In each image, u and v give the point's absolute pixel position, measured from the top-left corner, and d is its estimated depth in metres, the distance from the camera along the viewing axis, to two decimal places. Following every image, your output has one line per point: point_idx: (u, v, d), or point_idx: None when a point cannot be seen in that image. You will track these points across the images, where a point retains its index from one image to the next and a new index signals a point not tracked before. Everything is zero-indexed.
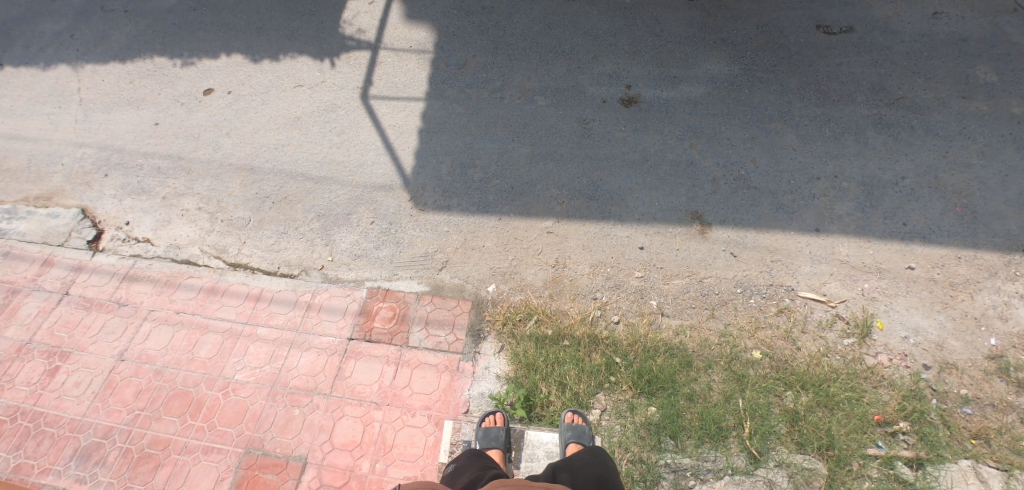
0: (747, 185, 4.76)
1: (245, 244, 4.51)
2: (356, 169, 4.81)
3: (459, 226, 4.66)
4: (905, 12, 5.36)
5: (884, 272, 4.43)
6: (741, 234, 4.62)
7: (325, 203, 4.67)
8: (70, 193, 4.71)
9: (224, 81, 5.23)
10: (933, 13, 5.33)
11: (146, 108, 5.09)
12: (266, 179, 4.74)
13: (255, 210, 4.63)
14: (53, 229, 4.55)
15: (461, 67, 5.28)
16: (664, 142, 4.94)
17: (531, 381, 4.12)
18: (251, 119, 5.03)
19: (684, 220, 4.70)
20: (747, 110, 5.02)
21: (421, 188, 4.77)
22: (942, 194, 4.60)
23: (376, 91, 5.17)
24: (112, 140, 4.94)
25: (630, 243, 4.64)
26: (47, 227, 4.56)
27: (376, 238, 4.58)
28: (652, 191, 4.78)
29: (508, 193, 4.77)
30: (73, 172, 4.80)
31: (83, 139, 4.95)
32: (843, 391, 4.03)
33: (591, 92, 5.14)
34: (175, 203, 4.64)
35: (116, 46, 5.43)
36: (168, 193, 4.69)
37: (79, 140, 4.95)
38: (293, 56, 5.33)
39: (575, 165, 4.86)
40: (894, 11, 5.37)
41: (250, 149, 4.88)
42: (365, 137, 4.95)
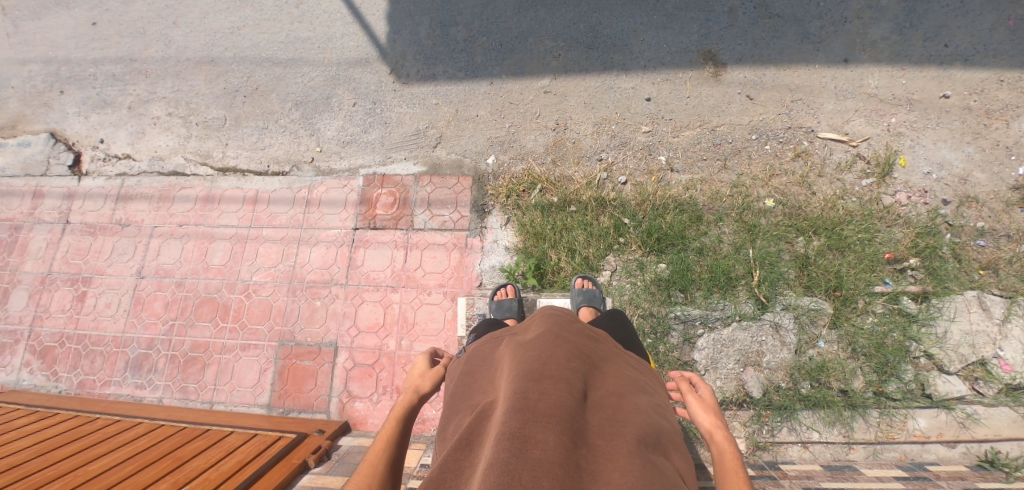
0: (768, 13, 4.24)
1: (228, 146, 4.44)
2: (326, 44, 4.44)
3: (448, 97, 4.34)
4: None
5: (914, 103, 4.13)
6: (758, 73, 4.22)
7: (300, 88, 4.44)
8: (33, 118, 4.60)
9: None
10: None
11: (77, 7, 4.69)
12: (231, 71, 4.50)
13: (228, 107, 4.47)
14: (30, 159, 4.55)
15: None
16: None
17: (540, 250, 4.06)
18: (195, 2, 4.61)
19: (696, 62, 4.25)
20: None
21: (401, 57, 4.39)
22: (995, 6, 4.12)
23: None
24: (54, 51, 4.66)
25: (635, 96, 4.26)
26: (24, 157, 4.56)
27: (362, 121, 4.38)
28: (660, 31, 4.27)
29: (497, 51, 4.32)
30: (27, 94, 4.65)
31: (24, 55, 4.68)
32: (856, 232, 3.96)
33: None
34: (143, 112, 4.53)
35: None
36: (133, 102, 4.55)
37: (21, 57, 4.69)
38: None
39: (570, 10, 4.29)
40: None
41: (204, 39, 4.56)
42: (327, 6, 4.48)
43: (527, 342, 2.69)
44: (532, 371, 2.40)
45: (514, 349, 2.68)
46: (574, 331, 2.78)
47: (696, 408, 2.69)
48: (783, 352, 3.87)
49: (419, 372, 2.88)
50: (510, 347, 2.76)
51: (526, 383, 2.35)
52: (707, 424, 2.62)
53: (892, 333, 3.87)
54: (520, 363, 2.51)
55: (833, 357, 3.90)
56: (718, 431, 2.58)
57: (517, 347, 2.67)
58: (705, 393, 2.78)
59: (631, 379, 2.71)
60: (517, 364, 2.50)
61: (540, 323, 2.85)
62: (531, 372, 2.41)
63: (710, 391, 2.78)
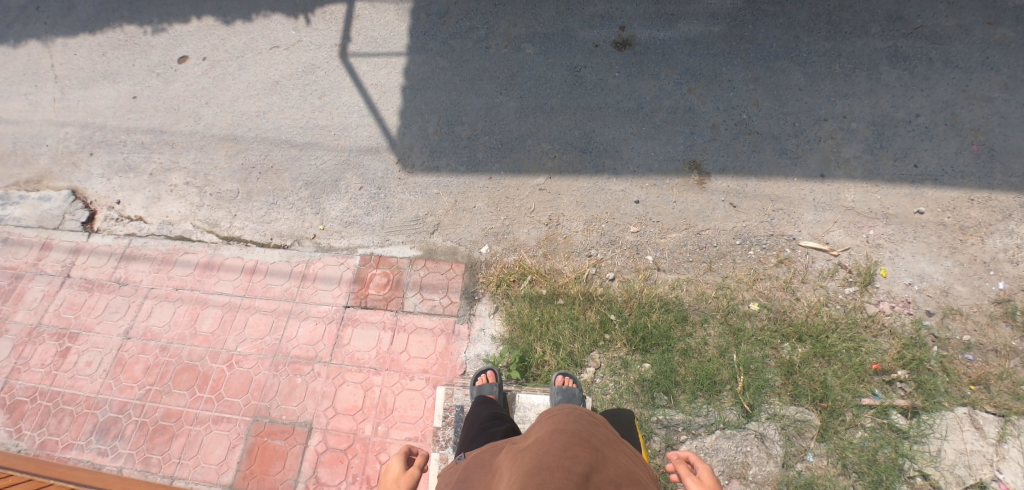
0: (748, 130, 4.66)
1: (236, 216, 4.83)
2: (341, 132, 4.92)
3: (448, 187, 4.61)
4: None
5: (891, 217, 4.44)
6: (741, 183, 4.52)
7: (312, 170, 4.85)
8: (59, 175, 5.18)
9: (197, 46, 5.51)
10: None
11: (122, 82, 5.46)
12: (251, 148, 5.02)
13: (242, 181, 4.92)
14: (47, 213, 5.04)
15: (443, 16, 5.12)
16: (661, 87, 4.74)
17: (525, 342, 4.06)
18: (228, 86, 5.29)
19: (682, 170, 4.55)
20: (750, 47, 4.89)
21: (409, 149, 4.77)
22: (958, 132, 4.59)
23: (355, 48, 5.18)
24: (93, 117, 5.36)
25: (624, 198, 4.49)
26: (41, 210, 5.05)
27: (366, 204, 4.66)
28: (648, 141, 4.61)
29: (498, 150, 4.66)
30: (59, 153, 5.26)
31: (65, 118, 5.38)
32: (841, 339, 3.98)
33: (582, 36, 4.90)
34: (162, 179, 5.04)
35: (84, 17, 5.78)
36: (156, 169, 5.09)
37: (61, 120, 5.38)
38: (265, 15, 5.50)
39: (567, 117, 4.68)
40: None
41: (230, 119, 5.18)
42: (347, 99, 5.02)
43: (525, 443, 2.62)
44: (530, 467, 2.34)
45: (512, 452, 2.60)
46: (572, 419, 2.70)
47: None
48: (769, 465, 3.73)
49: (394, 476, 2.58)
50: (509, 451, 2.66)
51: (525, 480, 2.28)
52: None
53: (883, 449, 3.75)
54: (518, 463, 2.44)
55: (822, 473, 3.73)
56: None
57: (515, 448, 2.59)
58: (704, 471, 2.60)
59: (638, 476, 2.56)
60: (516, 466, 2.42)
61: (542, 421, 2.73)
62: (530, 468, 2.34)
63: (708, 469, 2.60)
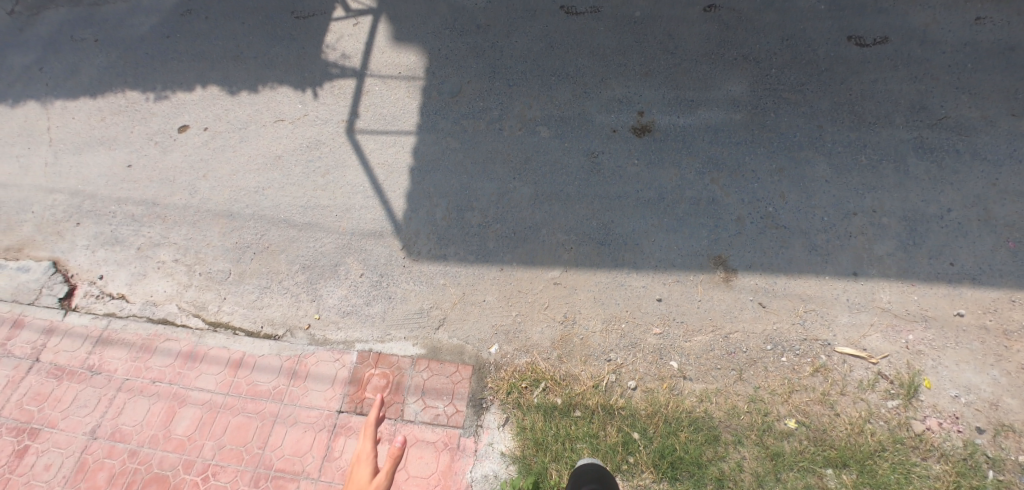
0: (775, 223, 4.42)
1: (225, 299, 4.46)
2: (343, 214, 4.56)
3: (457, 278, 4.27)
4: (945, 18, 5.01)
5: (930, 320, 4.12)
6: (769, 281, 4.25)
7: (311, 252, 4.50)
8: (42, 244, 4.84)
9: (200, 116, 5.23)
10: (976, 18, 4.98)
11: (118, 149, 5.19)
12: (246, 226, 4.69)
13: (235, 260, 4.59)
14: (24, 285, 4.68)
15: (456, 95, 4.83)
16: (682, 176, 4.54)
17: (540, 463, 3.68)
18: (228, 159, 4.98)
19: (706, 266, 4.29)
20: (774, 136, 4.70)
21: (414, 234, 4.42)
22: (992, 228, 4.34)
23: (363, 124, 4.84)
24: (83, 185, 5.06)
25: (646, 295, 4.20)
26: (18, 282, 4.69)
27: (366, 293, 4.31)
28: (670, 234, 4.37)
29: (510, 239, 4.35)
30: (45, 221, 4.93)
31: (55, 185, 5.08)
32: (891, 468, 3.64)
33: (599, 120, 4.70)
34: (150, 255, 4.70)
35: (87, 80, 5.56)
36: (144, 243, 4.75)
37: (51, 186, 5.08)
38: (273, 87, 5.18)
39: (584, 206, 4.43)
40: (934, 18, 5.02)
41: (228, 194, 4.85)
42: (352, 178, 4.67)
43: None
44: None
45: None
46: None
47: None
48: None
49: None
50: None
51: None
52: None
53: None
54: None
55: None
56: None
57: None
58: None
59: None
60: None
61: None
62: None
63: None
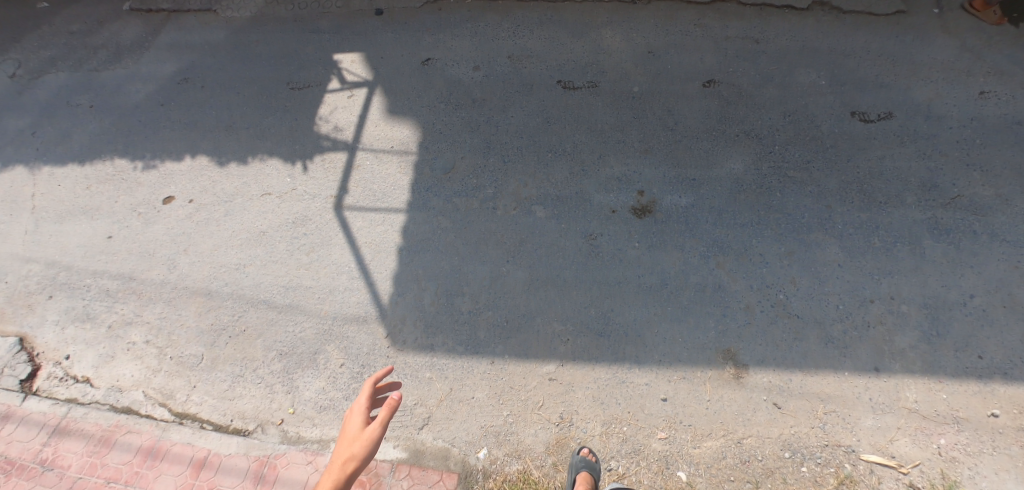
0: (787, 312, 4.08)
1: (195, 388, 4.12)
2: (326, 296, 4.26)
3: (444, 372, 3.94)
4: (948, 93, 4.87)
5: (962, 421, 3.76)
6: (784, 378, 3.89)
7: (290, 337, 4.18)
8: (10, 317, 4.55)
9: (187, 187, 5.02)
10: (979, 93, 4.84)
11: (101, 218, 4.96)
12: (224, 306, 4.39)
13: (209, 344, 4.26)
14: None
15: (449, 172, 4.63)
16: (686, 260, 4.25)
17: None
18: (211, 233, 4.73)
19: (714, 360, 3.93)
20: (781, 217, 4.41)
21: (400, 321, 4.10)
22: (1021, 316, 4.03)
23: (352, 200, 4.61)
24: (61, 256, 4.80)
25: (649, 394, 3.84)
26: None
27: (346, 385, 3.96)
28: (674, 325, 4.03)
29: (502, 329, 4.04)
30: (17, 293, 4.66)
31: (32, 254, 4.83)
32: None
33: (597, 200, 4.47)
34: (120, 334, 4.38)
35: (78, 146, 5.41)
36: (116, 321, 4.44)
37: (28, 255, 4.83)
38: (262, 159, 4.98)
39: (581, 292, 4.14)
40: (937, 92, 4.90)
41: (208, 270, 4.58)
42: (337, 257, 4.40)
43: None
44: None
45: None
46: None
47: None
48: None
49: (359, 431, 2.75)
50: None
51: None
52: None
53: None
54: None
55: None
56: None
57: None
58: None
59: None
60: None
61: None
62: None
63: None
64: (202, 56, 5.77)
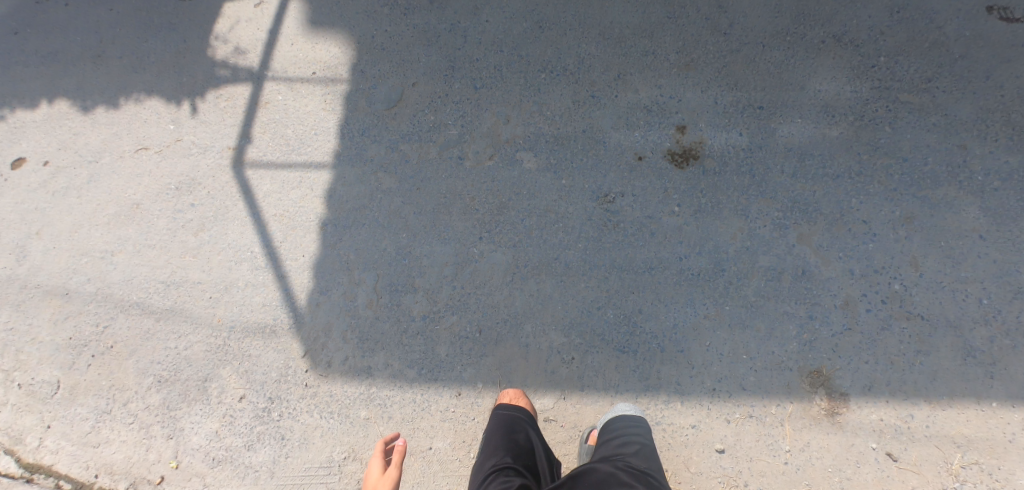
0: (906, 311, 2.79)
1: (49, 428, 2.83)
2: (220, 295, 2.93)
3: (390, 411, 2.68)
4: None
5: None
6: (902, 414, 2.69)
7: (171, 357, 2.88)
8: None
9: (43, 144, 3.40)
10: None
11: None
12: (84, 312, 3.01)
13: (65, 367, 2.93)
14: None
15: (395, 105, 3.15)
16: (753, 234, 2.89)
17: None
18: (70, 208, 3.24)
19: (797, 387, 2.73)
20: (893, 164, 2.96)
21: (321, 331, 2.80)
22: None
23: (257, 153, 3.17)
24: None
25: (702, 441, 2.70)
26: None
27: (246, 429, 2.72)
28: (734, 333, 2.79)
29: (473, 344, 2.78)
30: None
31: None
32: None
33: (614, 143, 3.00)
34: None
35: None
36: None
37: None
38: (139, 99, 3.41)
39: (593, 285, 2.84)
40: None
41: (67, 259, 3.13)
42: (235, 236, 3.03)
43: None
44: None
45: None
46: None
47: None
48: None
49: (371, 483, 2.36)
50: None
51: None
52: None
53: None
54: None
55: None
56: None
57: None
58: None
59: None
60: None
61: None
62: None
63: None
64: None
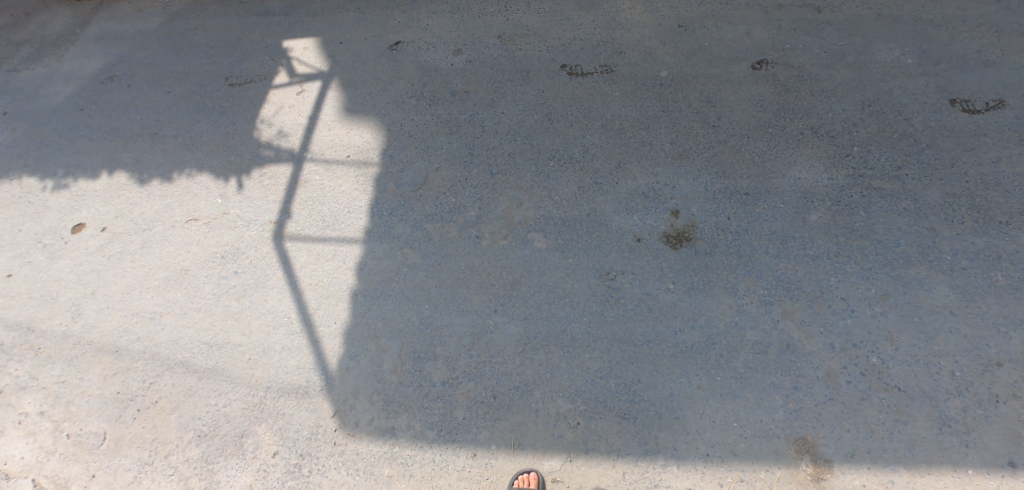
0: (884, 383, 3.03)
1: (94, 479, 2.93)
2: (259, 357, 3.19)
3: (409, 468, 2.92)
4: None
5: None
6: (883, 480, 2.86)
7: (211, 413, 3.07)
8: None
9: (101, 211, 3.73)
10: None
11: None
12: (134, 369, 3.21)
13: (112, 420, 3.07)
14: None
15: (419, 187, 3.55)
16: (740, 308, 3.21)
17: None
18: (124, 271, 3.50)
19: (784, 453, 2.93)
20: (867, 245, 3.27)
21: (352, 395, 3.07)
22: None
23: (296, 228, 3.53)
24: None
25: None
26: None
27: (280, 484, 2.89)
28: (726, 401, 3.04)
29: (488, 407, 3.05)
30: None
31: None
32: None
33: (616, 224, 3.42)
34: (11, 402, 3.15)
35: None
36: (6, 385, 3.20)
37: None
38: (190, 174, 3.78)
39: (595, 356, 3.14)
40: None
41: (119, 319, 3.36)
42: (274, 303, 3.32)
43: None
44: None
45: None
46: None
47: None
48: None
49: None
50: None
51: None
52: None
53: None
54: None
55: None
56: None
57: None
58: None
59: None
60: None
61: None
62: None
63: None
64: (131, 48, 4.47)
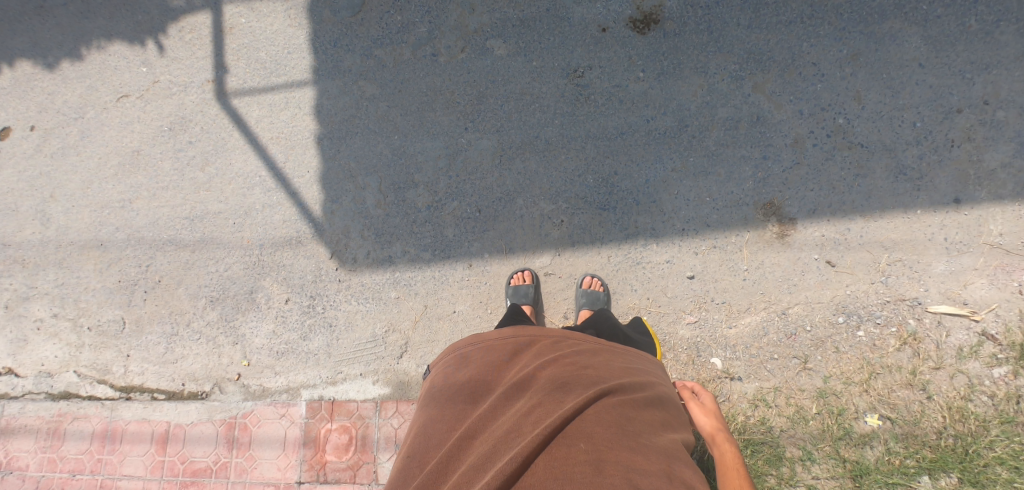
0: (848, 141, 3.15)
1: (130, 357, 3.25)
2: (243, 219, 3.26)
3: (413, 288, 3.21)
4: None
5: None
6: (841, 228, 3.14)
7: (215, 280, 3.27)
8: None
9: (20, 109, 3.39)
10: None
11: None
12: (124, 257, 3.30)
13: (126, 306, 3.28)
14: None
15: (359, 10, 3.28)
16: (711, 88, 3.18)
17: None
18: (74, 167, 3.35)
19: (753, 219, 3.18)
20: (843, 3, 3.15)
21: (343, 235, 3.24)
22: None
23: (236, 81, 3.31)
24: None
25: (671, 273, 3.21)
26: None
27: (299, 324, 3.22)
28: (699, 179, 3.19)
29: (475, 221, 3.22)
30: None
31: None
32: (1000, 458, 2.87)
33: (579, 16, 3.21)
34: (22, 313, 3.30)
35: None
36: (10, 299, 3.31)
37: None
38: (101, 45, 3.37)
39: (572, 157, 3.20)
40: None
41: (90, 215, 3.33)
42: (241, 165, 3.28)
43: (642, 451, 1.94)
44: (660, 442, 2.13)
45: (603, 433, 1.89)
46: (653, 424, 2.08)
47: (697, 412, 2.59)
48: None
49: None
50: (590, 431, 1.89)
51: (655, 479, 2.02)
52: (708, 428, 2.52)
53: None
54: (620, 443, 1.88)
55: None
56: (719, 434, 2.49)
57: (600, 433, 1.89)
58: (728, 455, 2.35)
59: (654, 405, 2.13)
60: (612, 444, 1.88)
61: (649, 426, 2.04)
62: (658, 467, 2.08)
63: (711, 399, 2.68)
64: None
